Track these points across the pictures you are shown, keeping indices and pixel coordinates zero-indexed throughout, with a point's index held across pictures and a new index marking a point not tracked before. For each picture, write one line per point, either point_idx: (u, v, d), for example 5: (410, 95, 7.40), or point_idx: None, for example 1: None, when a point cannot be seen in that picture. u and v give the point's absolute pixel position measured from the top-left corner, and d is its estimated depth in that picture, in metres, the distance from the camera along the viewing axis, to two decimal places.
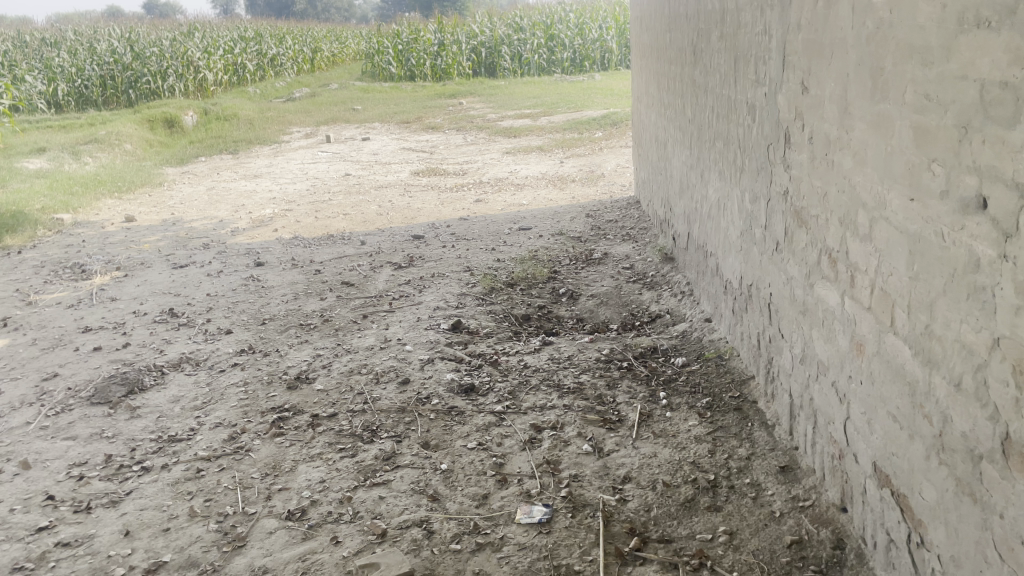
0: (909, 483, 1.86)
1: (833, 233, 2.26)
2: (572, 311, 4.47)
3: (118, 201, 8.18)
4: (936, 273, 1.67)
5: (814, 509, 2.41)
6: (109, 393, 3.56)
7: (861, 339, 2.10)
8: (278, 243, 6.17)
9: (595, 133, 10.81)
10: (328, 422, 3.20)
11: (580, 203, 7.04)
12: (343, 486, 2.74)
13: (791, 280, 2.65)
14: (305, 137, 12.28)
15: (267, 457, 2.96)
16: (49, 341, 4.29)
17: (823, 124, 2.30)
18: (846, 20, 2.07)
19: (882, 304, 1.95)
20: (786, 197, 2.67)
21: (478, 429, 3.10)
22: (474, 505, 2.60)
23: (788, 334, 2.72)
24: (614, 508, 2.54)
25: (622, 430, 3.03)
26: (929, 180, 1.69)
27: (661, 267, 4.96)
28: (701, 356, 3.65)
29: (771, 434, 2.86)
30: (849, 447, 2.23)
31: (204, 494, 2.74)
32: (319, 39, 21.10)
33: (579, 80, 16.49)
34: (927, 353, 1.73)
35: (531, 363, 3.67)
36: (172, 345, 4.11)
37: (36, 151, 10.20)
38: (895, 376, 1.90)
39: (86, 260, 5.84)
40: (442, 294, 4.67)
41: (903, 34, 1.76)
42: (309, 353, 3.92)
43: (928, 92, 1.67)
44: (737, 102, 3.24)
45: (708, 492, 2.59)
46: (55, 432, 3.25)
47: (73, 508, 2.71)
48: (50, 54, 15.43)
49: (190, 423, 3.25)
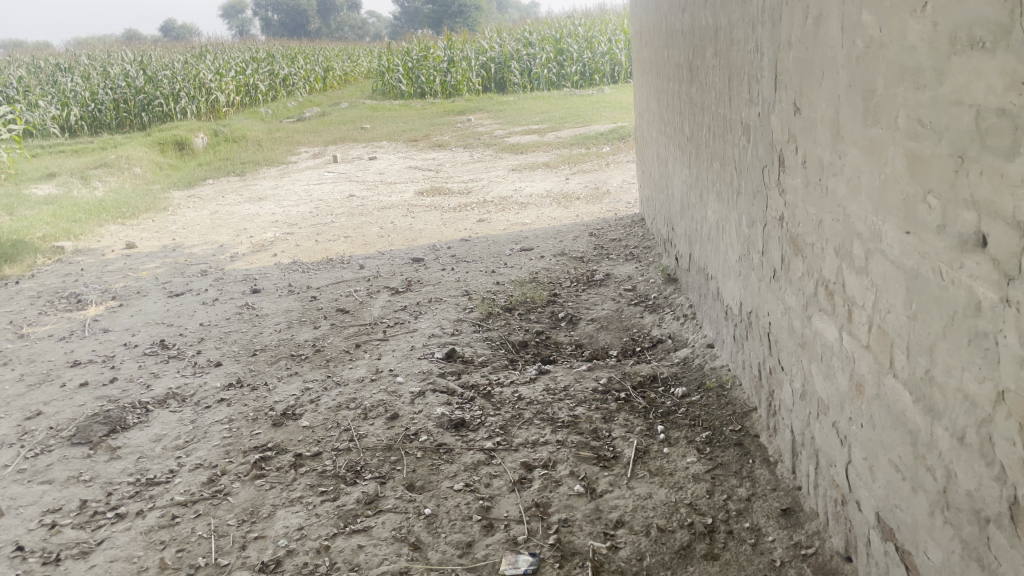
0: (913, 540, 1.71)
1: (829, 264, 2.12)
2: (571, 336, 4.33)
3: (122, 227, 8.15)
4: (935, 314, 1.53)
5: (817, 558, 2.25)
6: (90, 432, 3.46)
7: (860, 379, 1.95)
8: (276, 268, 6.09)
9: (603, 148, 10.68)
10: (311, 462, 3.08)
11: (584, 222, 6.91)
12: (321, 533, 2.62)
13: (789, 310, 2.50)
14: (313, 157, 12.25)
15: (246, 502, 2.84)
16: (37, 377, 4.20)
17: (816, 148, 2.16)
18: (835, 38, 1.94)
19: (880, 343, 1.80)
20: (781, 223, 2.53)
21: (466, 468, 2.97)
22: (457, 554, 2.47)
23: (788, 366, 2.57)
24: (605, 557, 2.40)
25: (617, 469, 2.88)
26: (924, 213, 1.56)
27: (664, 289, 4.80)
28: (702, 385, 3.49)
29: (773, 472, 2.71)
30: (851, 493, 2.08)
31: (177, 543, 2.63)
32: (330, 58, 21.17)
33: (589, 94, 16.38)
34: (928, 401, 1.59)
35: (524, 395, 3.53)
36: (160, 379, 4.01)
37: (45, 177, 10.22)
38: (895, 423, 1.76)
39: (83, 289, 5.77)
40: (438, 321, 4.55)
41: (892, 54, 1.63)
42: (298, 387, 3.80)
43: (921, 117, 1.53)
44: (732, 121, 3.10)
45: (704, 538, 2.43)
46: (32, 476, 3.16)
47: (42, 560, 2.61)
48: (63, 77, 15.50)
49: (169, 465, 3.14)
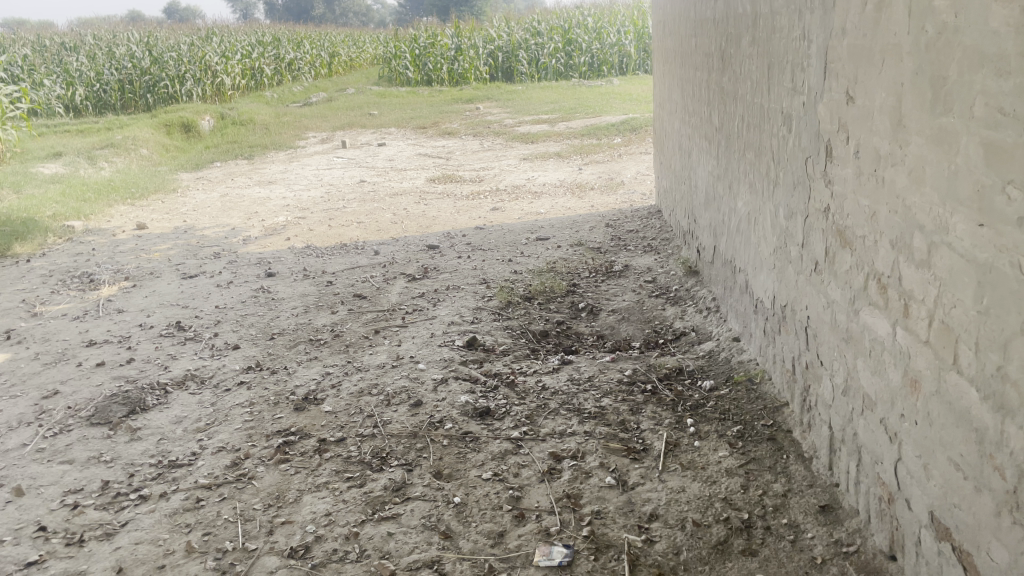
0: (974, 541, 1.67)
1: (882, 257, 2.07)
2: (592, 327, 4.28)
3: (131, 208, 8.09)
4: (1012, 309, 1.49)
5: (860, 556, 2.21)
6: (110, 413, 3.42)
7: (915, 375, 1.91)
8: (290, 253, 6.03)
9: (614, 139, 10.61)
10: (336, 447, 3.04)
11: (600, 212, 6.85)
12: (349, 520, 2.58)
13: (833, 304, 2.46)
14: (321, 142, 12.17)
15: (271, 486, 2.80)
16: (52, 356, 4.16)
17: (871, 138, 2.11)
18: (901, 23, 1.87)
19: (942, 339, 1.76)
20: (827, 215, 2.48)
21: (493, 457, 2.93)
22: (489, 544, 2.43)
23: (828, 361, 2.53)
24: (640, 551, 2.36)
25: (647, 461, 2.84)
26: (1003, 205, 1.51)
27: (685, 281, 4.75)
28: (730, 378, 3.44)
29: (809, 468, 2.67)
30: (900, 492, 2.04)
31: (203, 527, 2.59)
32: (337, 43, 21.06)
33: (597, 85, 16.27)
34: (1000, 398, 1.54)
35: (549, 385, 3.49)
36: (177, 360, 3.97)
37: (52, 156, 10.14)
38: (957, 420, 1.71)
39: (95, 269, 5.72)
40: (457, 308, 4.50)
41: (970, 40, 1.58)
42: (318, 371, 3.76)
43: (1002, 105, 1.48)
44: (771, 110, 3.05)
45: (742, 534, 2.40)
46: (52, 455, 3.12)
47: (65, 541, 2.56)
48: (69, 57, 15.40)
49: (191, 447, 3.10)
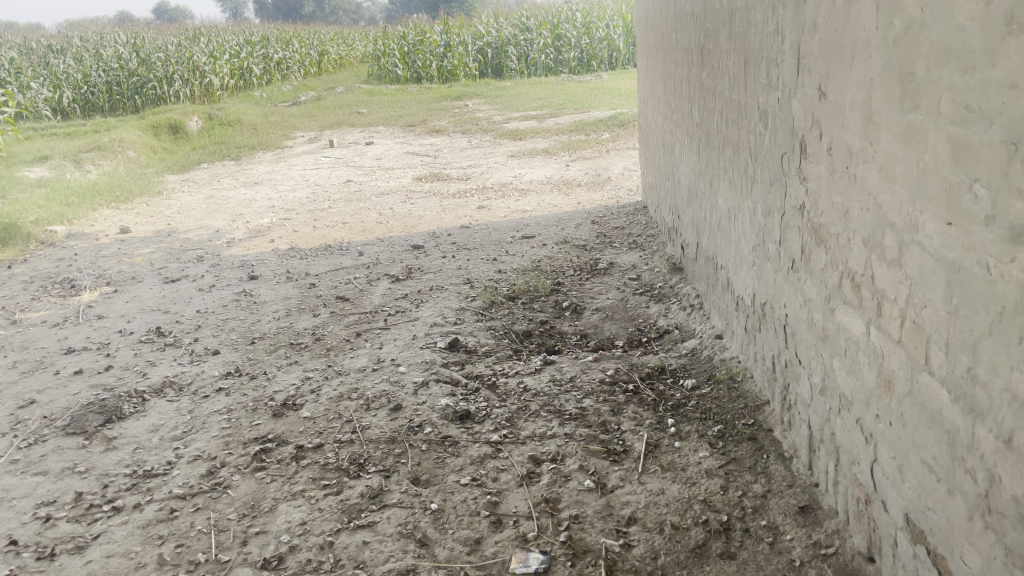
0: (947, 544, 1.65)
1: (856, 255, 2.04)
2: (576, 326, 4.25)
3: (115, 211, 8.02)
4: (980, 309, 1.46)
5: (838, 558, 2.18)
6: (86, 423, 3.38)
7: (889, 375, 1.88)
8: (274, 255, 5.99)
9: (602, 134, 10.56)
10: (313, 454, 3.00)
11: (586, 209, 6.81)
12: (325, 529, 2.54)
13: (809, 302, 2.43)
14: (308, 142, 12.10)
15: (246, 495, 2.76)
16: (30, 364, 4.11)
17: (844, 135, 2.07)
18: (869, 19, 1.84)
19: (914, 340, 1.73)
20: (802, 212, 2.45)
21: (472, 462, 2.89)
22: (465, 552, 2.40)
23: (806, 360, 2.50)
24: (617, 555, 2.33)
25: (627, 463, 2.81)
26: (970, 204, 1.48)
27: (669, 278, 4.72)
28: (712, 377, 3.42)
29: (789, 467, 2.64)
30: (876, 493, 2.01)
31: (176, 539, 2.55)
32: (326, 42, 20.96)
33: (586, 80, 16.22)
34: (970, 400, 1.51)
35: (530, 386, 3.45)
36: (156, 367, 3.93)
37: (37, 160, 10.06)
38: (929, 422, 1.69)
39: (77, 275, 5.67)
40: (440, 309, 4.46)
41: (936, 34, 1.55)
42: (298, 376, 3.72)
43: (968, 101, 1.45)
44: (748, 107, 3.01)
45: (720, 536, 2.37)
46: (26, 467, 3.08)
47: (36, 555, 2.53)
48: (55, 58, 15.26)
49: (167, 457, 3.06)
